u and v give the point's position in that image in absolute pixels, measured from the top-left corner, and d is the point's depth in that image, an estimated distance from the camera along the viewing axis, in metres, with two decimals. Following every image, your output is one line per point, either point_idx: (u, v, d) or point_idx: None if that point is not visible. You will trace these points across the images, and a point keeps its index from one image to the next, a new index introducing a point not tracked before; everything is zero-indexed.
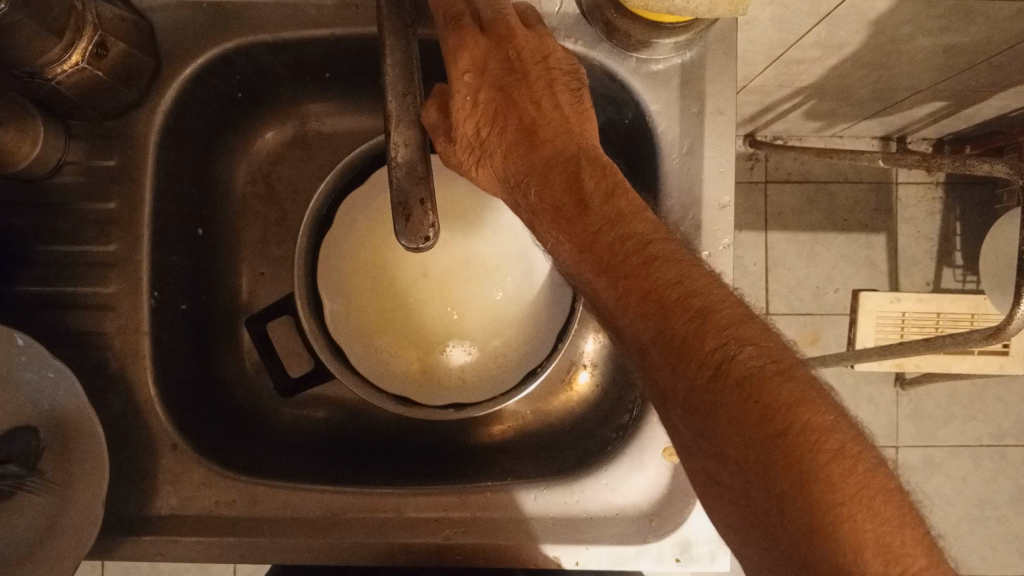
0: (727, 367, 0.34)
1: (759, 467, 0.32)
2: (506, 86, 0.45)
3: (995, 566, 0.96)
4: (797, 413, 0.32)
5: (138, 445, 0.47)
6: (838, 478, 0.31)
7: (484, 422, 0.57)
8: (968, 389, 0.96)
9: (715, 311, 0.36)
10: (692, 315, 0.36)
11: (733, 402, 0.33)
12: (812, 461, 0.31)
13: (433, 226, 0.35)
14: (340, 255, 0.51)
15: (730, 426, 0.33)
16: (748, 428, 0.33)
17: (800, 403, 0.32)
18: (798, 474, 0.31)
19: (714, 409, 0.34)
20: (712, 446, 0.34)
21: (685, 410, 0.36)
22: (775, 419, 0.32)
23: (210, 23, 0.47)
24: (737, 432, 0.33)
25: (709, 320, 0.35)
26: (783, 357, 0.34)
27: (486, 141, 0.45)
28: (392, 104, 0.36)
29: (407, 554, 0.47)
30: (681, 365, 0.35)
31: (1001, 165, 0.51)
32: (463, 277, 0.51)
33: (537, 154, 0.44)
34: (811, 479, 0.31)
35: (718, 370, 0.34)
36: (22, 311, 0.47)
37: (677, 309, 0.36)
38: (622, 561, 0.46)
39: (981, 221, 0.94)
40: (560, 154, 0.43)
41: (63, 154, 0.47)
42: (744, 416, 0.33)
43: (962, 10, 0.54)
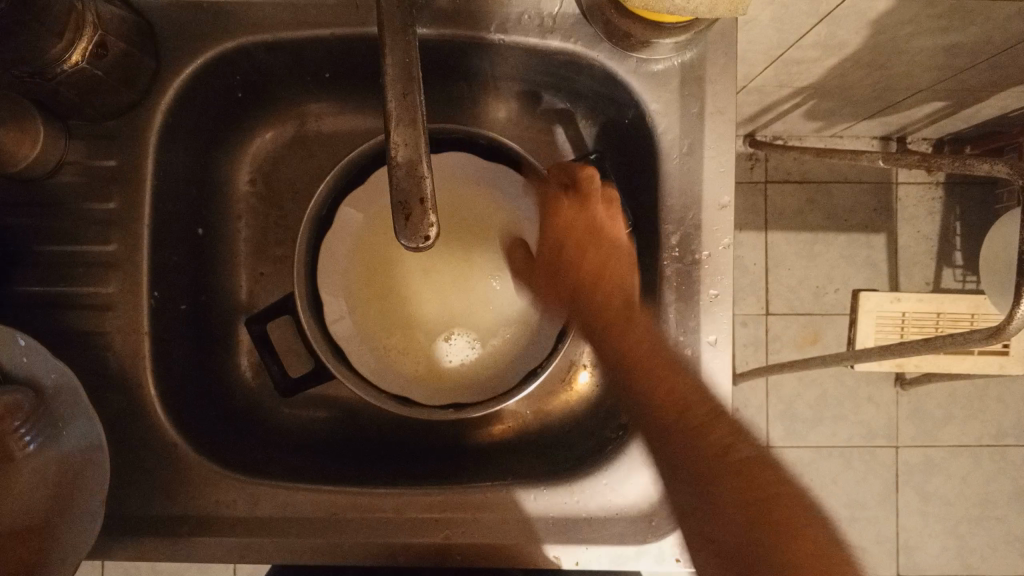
0: (728, 449, 0.40)
1: (747, 532, 0.38)
2: (565, 239, 0.51)
3: (995, 565, 0.96)
4: (777, 487, 0.39)
5: (138, 445, 0.47)
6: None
7: (485, 423, 0.57)
8: (968, 388, 0.96)
9: (720, 417, 0.42)
10: (701, 411, 0.42)
11: (728, 475, 0.39)
12: (779, 513, 0.38)
13: (433, 227, 0.34)
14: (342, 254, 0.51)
15: (732, 498, 0.39)
16: (741, 499, 0.39)
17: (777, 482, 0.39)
18: (782, 533, 0.37)
19: (716, 477, 0.40)
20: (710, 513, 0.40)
21: (696, 483, 0.40)
22: (759, 488, 0.39)
23: (209, 24, 0.47)
24: (733, 502, 0.39)
25: (716, 421, 0.42)
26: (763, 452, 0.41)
27: (516, 249, 0.52)
28: (392, 104, 0.36)
29: (407, 554, 0.47)
30: (692, 448, 0.41)
31: (1001, 165, 0.50)
32: (467, 283, 0.51)
33: (561, 273, 0.50)
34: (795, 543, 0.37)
35: (724, 452, 0.40)
36: (22, 310, 0.48)
37: (688, 405, 0.42)
38: (622, 561, 0.46)
39: (981, 221, 0.94)
40: (593, 265, 0.49)
41: (63, 154, 0.47)
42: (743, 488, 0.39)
43: (963, 10, 0.54)
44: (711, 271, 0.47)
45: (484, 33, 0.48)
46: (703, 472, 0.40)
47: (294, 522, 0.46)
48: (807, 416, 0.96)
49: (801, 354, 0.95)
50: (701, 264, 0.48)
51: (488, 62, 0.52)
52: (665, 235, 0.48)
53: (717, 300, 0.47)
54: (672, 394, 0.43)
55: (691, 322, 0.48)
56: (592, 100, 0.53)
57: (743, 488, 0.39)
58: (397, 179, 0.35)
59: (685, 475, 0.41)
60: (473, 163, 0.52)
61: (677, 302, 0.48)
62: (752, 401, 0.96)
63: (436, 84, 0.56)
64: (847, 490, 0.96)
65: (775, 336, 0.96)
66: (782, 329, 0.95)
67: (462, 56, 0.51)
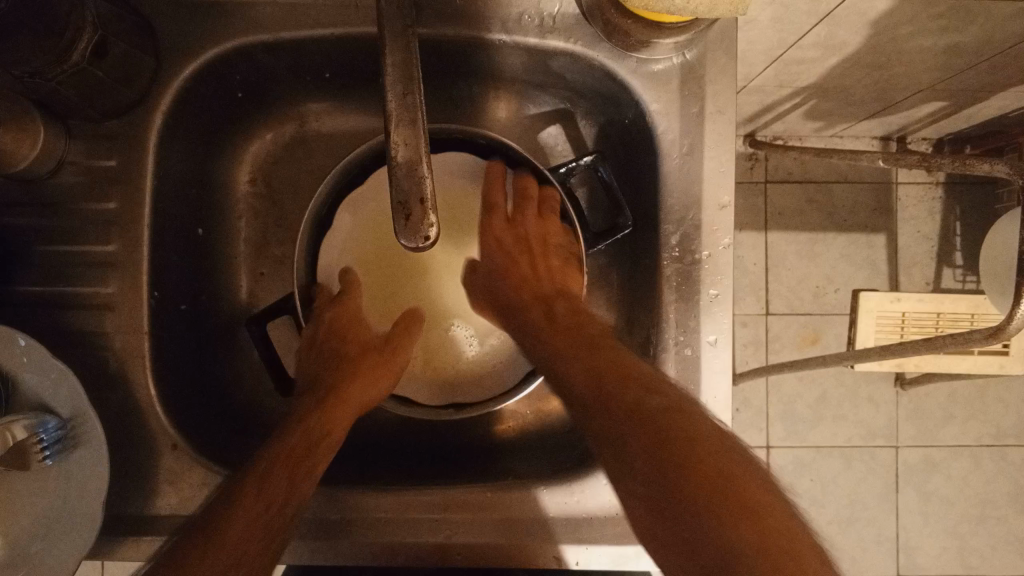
0: (636, 404, 0.40)
1: (669, 486, 0.36)
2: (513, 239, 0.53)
3: (995, 565, 0.96)
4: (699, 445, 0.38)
5: (138, 445, 0.47)
6: (759, 514, 0.35)
7: (485, 424, 0.57)
8: (968, 388, 0.96)
9: (626, 365, 0.43)
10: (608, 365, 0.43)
11: (644, 432, 0.39)
12: (719, 472, 0.36)
13: (433, 227, 0.34)
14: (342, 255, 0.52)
15: (639, 445, 0.38)
16: (658, 453, 0.38)
17: (703, 439, 0.38)
18: (721, 490, 0.35)
19: (639, 426, 0.39)
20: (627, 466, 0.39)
21: (610, 449, 0.40)
22: (692, 449, 0.37)
23: (209, 24, 0.47)
24: (645, 457, 0.38)
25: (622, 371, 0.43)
26: (683, 403, 0.40)
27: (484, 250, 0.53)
28: (392, 103, 0.36)
29: (407, 555, 0.47)
30: (604, 404, 0.41)
31: (1001, 165, 0.50)
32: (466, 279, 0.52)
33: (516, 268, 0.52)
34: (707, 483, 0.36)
35: (632, 408, 0.40)
36: (22, 310, 0.48)
37: (596, 356, 0.44)
38: (622, 561, 0.46)
39: (981, 221, 0.94)
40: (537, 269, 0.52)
41: (63, 154, 0.47)
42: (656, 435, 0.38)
43: (963, 10, 0.54)
44: (711, 271, 0.47)
45: (483, 33, 0.48)
46: (615, 428, 0.40)
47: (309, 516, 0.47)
48: (807, 416, 0.96)
49: (801, 354, 0.95)
50: (701, 264, 0.48)
51: (488, 62, 0.52)
52: (665, 235, 0.48)
53: (717, 300, 0.47)
54: (587, 352, 0.45)
55: (691, 323, 0.48)
56: (591, 99, 0.53)
57: (655, 434, 0.38)
58: (397, 179, 0.35)
59: (603, 434, 0.41)
60: (465, 160, 0.52)
61: (677, 303, 0.48)
62: (752, 401, 0.96)
63: (435, 83, 0.56)
64: (847, 490, 0.96)
65: (775, 336, 0.96)
66: (782, 329, 0.95)
67: (461, 56, 0.51)
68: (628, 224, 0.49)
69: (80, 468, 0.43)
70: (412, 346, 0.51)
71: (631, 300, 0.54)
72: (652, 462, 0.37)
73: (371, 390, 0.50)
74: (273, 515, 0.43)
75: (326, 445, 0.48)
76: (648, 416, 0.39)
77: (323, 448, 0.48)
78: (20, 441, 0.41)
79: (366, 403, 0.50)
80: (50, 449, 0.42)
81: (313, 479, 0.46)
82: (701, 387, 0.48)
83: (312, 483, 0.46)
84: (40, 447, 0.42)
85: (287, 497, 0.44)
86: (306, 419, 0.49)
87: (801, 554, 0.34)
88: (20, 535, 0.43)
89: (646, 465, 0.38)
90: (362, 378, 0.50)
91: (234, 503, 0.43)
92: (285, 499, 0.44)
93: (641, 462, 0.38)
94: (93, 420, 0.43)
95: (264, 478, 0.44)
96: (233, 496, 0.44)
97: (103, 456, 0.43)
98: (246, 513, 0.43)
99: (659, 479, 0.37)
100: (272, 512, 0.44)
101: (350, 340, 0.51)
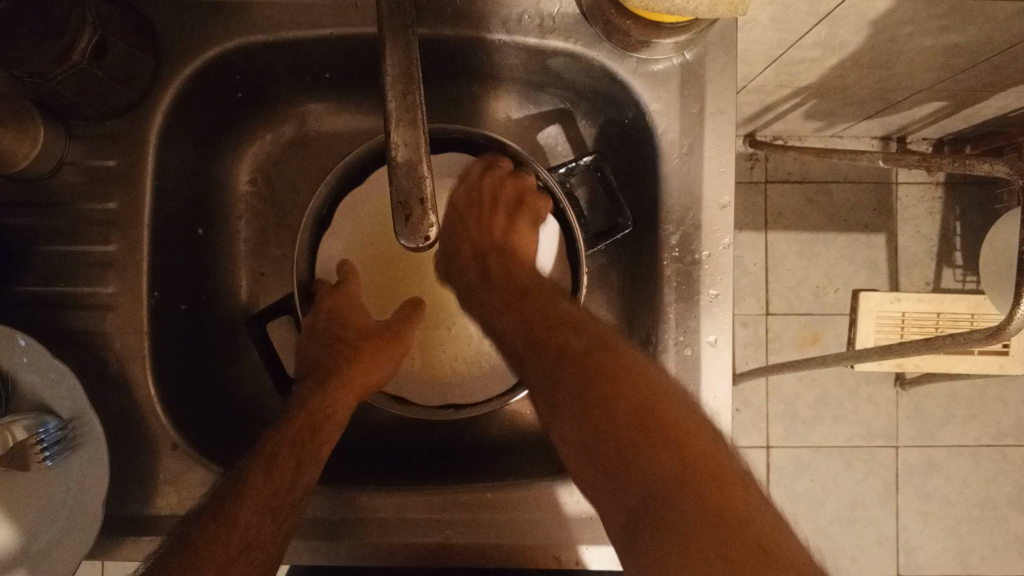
0: (566, 351, 0.42)
1: (601, 429, 0.38)
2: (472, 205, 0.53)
3: (995, 565, 0.97)
4: (627, 384, 0.39)
5: (138, 445, 0.47)
6: (684, 443, 0.36)
7: (485, 425, 0.57)
8: (968, 388, 0.96)
9: (562, 313, 0.44)
10: (544, 314, 0.45)
11: (575, 375, 0.40)
12: (648, 409, 0.37)
13: (433, 227, 0.34)
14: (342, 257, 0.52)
15: (571, 391, 0.40)
16: (586, 395, 0.39)
17: (630, 376, 0.39)
18: (647, 425, 0.37)
19: (573, 370, 0.40)
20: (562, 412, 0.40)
21: (547, 397, 0.42)
22: (619, 387, 0.38)
23: (209, 24, 0.47)
24: (576, 400, 0.39)
25: (556, 319, 0.44)
26: (613, 345, 0.42)
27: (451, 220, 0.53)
28: (392, 104, 0.36)
29: (407, 554, 0.47)
30: (540, 350, 0.43)
31: (1001, 165, 0.50)
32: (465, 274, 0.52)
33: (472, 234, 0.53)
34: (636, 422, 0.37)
35: (563, 354, 0.42)
36: (23, 310, 0.48)
37: (535, 307, 0.45)
38: (622, 561, 0.46)
39: (981, 221, 0.94)
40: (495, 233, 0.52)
41: (63, 154, 0.47)
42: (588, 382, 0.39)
43: (963, 10, 0.54)
44: (711, 271, 0.47)
45: (483, 32, 0.48)
46: (552, 377, 0.42)
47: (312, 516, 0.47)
48: (807, 416, 0.96)
49: (801, 353, 0.95)
50: (701, 264, 0.47)
51: (487, 62, 0.52)
52: (665, 235, 0.48)
53: (717, 300, 0.47)
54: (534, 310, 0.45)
55: (691, 323, 0.48)
56: (591, 99, 0.53)
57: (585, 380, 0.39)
58: (397, 179, 0.35)
59: (542, 384, 0.42)
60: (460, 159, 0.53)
61: (677, 303, 0.48)
62: (753, 401, 0.96)
63: (435, 84, 0.56)
64: (847, 490, 0.96)
65: (775, 335, 0.96)
66: (782, 329, 0.96)
67: (461, 56, 0.51)
68: (628, 224, 0.49)
69: (79, 470, 0.43)
70: (412, 331, 0.52)
71: (631, 301, 0.54)
72: (583, 407, 0.39)
73: (372, 373, 0.51)
74: (282, 498, 0.44)
75: (331, 430, 0.48)
76: (578, 362, 0.41)
77: (328, 433, 0.48)
78: (21, 442, 0.42)
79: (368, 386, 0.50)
80: (50, 449, 0.42)
81: (319, 463, 0.47)
82: (702, 387, 0.48)
83: (316, 468, 0.46)
84: (40, 447, 0.42)
85: (294, 481, 0.45)
86: (308, 403, 0.49)
87: (722, 477, 0.36)
88: (20, 536, 0.43)
89: (578, 410, 0.39)
90: (361, 364, 0.50)
91: (244, 488, 0.44)
92: (293, 482, 0.45)
93: (575, 408, 0.39)
94: (94, 423, 0.43)
95: (272, 463, 0.45)
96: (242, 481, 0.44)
97: (103, 460, 0.43)
98: (255, 497, 0.43)
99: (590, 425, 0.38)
100: (275, 501, 0.44)
101: (349, 325, 0.51)
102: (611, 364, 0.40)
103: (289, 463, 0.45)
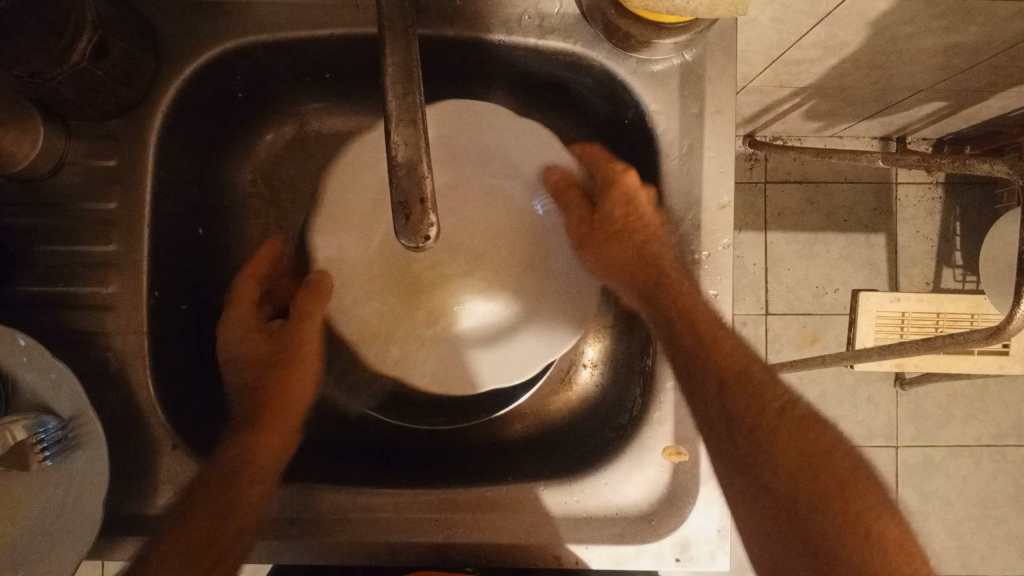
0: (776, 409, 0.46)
1: (791, 482, 0.44)
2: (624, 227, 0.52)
3: (995, 565, 0.97)
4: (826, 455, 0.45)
5: (137, 445, 0.47)
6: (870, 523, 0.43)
7: (487, 427, 0.57)
8: (967, 388, 0.97)
9: (749, 374, 0.47)
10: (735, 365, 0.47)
11: (777, 438, 0.45)
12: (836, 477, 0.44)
13: (433, 227, 0.33)
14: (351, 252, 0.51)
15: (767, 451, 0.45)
16: (780, 446, 0.45)
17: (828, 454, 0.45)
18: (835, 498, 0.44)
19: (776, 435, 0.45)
20: (748, 463, 0.45)
21: (738, 457, 0.45)
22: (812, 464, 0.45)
23: (210, 24, 0.47)
24: (780, 459, 0.45)
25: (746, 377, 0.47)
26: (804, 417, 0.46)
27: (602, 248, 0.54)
28: (393, 104, 0.35)
29: (408, 552, 0.47)
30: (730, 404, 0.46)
31: (1001, 165, 0.50)
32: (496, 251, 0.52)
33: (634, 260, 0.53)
34: (823, 491, 0.44)
35: (766, 409, 0.46)
36: (21, 310, 0.48)
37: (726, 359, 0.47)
38: (622, 561, 0.46)
39: (981, 221, 0.94)
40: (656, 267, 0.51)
41: (63, 154, 0.47)
42: (791, 447, 0.45)
43: (962, 10, 0.54)
44: (711, 271, 0.48)
45: (483, 32, 0.48)
46: (747, 432, 0.46)
47: (281, 509, 0.47)
48: None
49: (801, 354, 0.95)
50: (701, 264, 0.48)
51: (487, 61, 0.52)
52: None
53: (717, 301, 0.48)
54: (725, 366, 0.47)
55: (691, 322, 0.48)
56: (591, 99, 0.53)
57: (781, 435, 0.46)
58: (397, 178, 0.33)
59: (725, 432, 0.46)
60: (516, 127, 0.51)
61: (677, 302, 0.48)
62: None
63: (436, 84, 0.56)
64: None
65: (775, 335, 0.96)
66: (782, 329, 0.96)
67: (461, 57, 0.51)
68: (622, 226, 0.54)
69: (79, 471, 0.43)
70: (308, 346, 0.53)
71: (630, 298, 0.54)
72: (762, 432, 0.46)
73: (293, 392, 0.53)
74: (230, 528, 0.45)
75: (268, 453, 0.49)
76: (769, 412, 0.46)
77: (265, 450, 0.49)
78: (20, 441, 0.42)
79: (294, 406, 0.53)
80: (49, 449, 0.42)
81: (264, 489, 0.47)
82: None
83: (264, 487, 0.47)
84: (39, 447, 0.42)
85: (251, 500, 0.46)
86: (227, 446, 0.48)
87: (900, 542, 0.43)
88: (17, 535, 0.43)
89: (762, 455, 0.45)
90: (287, 383, 0.53)
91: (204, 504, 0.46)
92: (234, 514, 0.45)
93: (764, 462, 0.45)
94: (93, 423, 0.43)
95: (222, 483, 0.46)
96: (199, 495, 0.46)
97: (103, 461, 0.43)
98: (185, 539, 0.44)
99: (784, 470, 0.45)
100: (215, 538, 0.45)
101: (295, 341, 0.53)
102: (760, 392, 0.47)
103: (228, 496, 0.46)
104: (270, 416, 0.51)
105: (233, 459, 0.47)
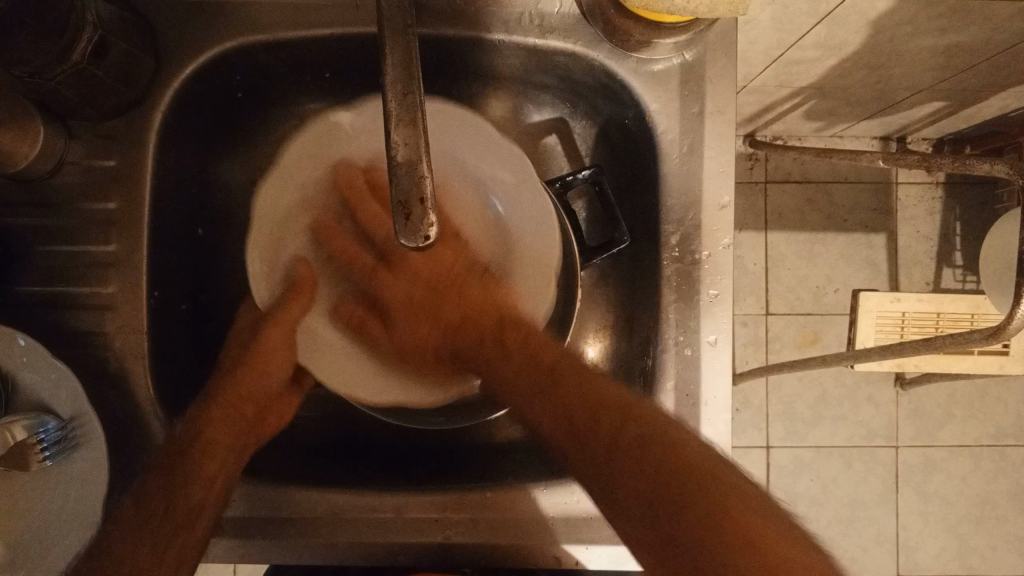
0: (617, 434, 0.38)
1: (655, 501, 0.35)
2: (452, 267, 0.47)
3: (995, 565, 0.97)
4: (693, 480, 0.35)
5: (137, 445, 0.47)
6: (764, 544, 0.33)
7: (487, 428, 0.57)
8: (968, 388, 0.96)
9: (611, 400, 0.39)
10: (583, 393, 0.40)
11: (629, 463, 0.37)
12: (716, 512, 0.34)
13: (434, 227, 0.33)
14: (301, 247, 0.49)
15: (628, 485, 0.36)
16: (648, 472, 0.36)
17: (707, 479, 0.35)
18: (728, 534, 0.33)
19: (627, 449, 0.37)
20: (614, 492, 0.37)
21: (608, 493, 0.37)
22: (692, 480, 0.35)
23: (209, 24, 0.47)
24: (641, 483, 0.36)
25: (608, 404, 0.39)
26: (664, 432, 0.38)
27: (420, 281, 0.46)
28: (393, 103, 0.34)
29: (409, 553, 0.47)
30: (580, 433, 0.39)
31: (1001, 165, 0.50)
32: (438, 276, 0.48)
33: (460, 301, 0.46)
34: (718, 525, 0.34)
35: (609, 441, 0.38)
36: (22, 310, 0.48)
37: (569, 390, 0.40)
38: (622, 561, 0.47)
39: (981, 221, 0.94)
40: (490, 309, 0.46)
41: (64, 154, 0.47)
42: (642, 469, 0.36)
43: (963, 10, 0.54)
44: (711, 271, 0.47)
45: (484, 32, 0.48)
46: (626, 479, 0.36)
47: (282, 510, 0.47)
48: (807, 416, 0.96)
49: (801, 354, 0.95)
50: (701, 264, 0.47)
51: (488, 61, 0.52)
52: (664, 236, 0.48)
53: (717, 301, 0.47)
54: (562, 400, 0.40)
55: (691, 323, 0.48)
56: (592, 99, 0.53)
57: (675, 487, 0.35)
58: (397, 178, 0.33)
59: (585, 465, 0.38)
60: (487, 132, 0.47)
61: (677, 303, 0.48)
62: (753, 401, 0.96)
63: (436, 85, 0.56)
64: (847, 490, 0.96)
65: (775, 336, 0.96)
66: (782, 329, 0.96)
67: (461, 56, 0.51)
68: (623, 237, 0.50)
69: (79, 471, 0.43)
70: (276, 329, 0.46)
71: (631, 298, 0.54)
72: (619, 459, 0.37)
73: (269, 380, 0.48)
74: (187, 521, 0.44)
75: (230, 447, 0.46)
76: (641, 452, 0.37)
77: (231, 436, 0.46)
78: (20, 441, 0.42)
79: (271, 393, 0.48)
80: (50, 449, 0.42)
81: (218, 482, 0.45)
82: (701, 387, 0.47)
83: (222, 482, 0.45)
84: (40, 447, 0.42)
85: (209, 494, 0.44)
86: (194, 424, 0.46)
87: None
88: (16, 535, 0.42)
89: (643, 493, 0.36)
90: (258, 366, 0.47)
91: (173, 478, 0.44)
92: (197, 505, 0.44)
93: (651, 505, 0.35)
94: (94, 424, 0.43)
95: (187, 467, 0.44)
96: (171, 472, 0.44)
97: (104, 461, 0.43)
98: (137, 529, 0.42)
99: (642, 495, 0.36)
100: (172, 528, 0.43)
101: (266, 336, 0.47)
102: (606, 414, 0.38)
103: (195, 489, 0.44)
104: (235, 400, 0.47)
105: (195, 437, 0.45)
